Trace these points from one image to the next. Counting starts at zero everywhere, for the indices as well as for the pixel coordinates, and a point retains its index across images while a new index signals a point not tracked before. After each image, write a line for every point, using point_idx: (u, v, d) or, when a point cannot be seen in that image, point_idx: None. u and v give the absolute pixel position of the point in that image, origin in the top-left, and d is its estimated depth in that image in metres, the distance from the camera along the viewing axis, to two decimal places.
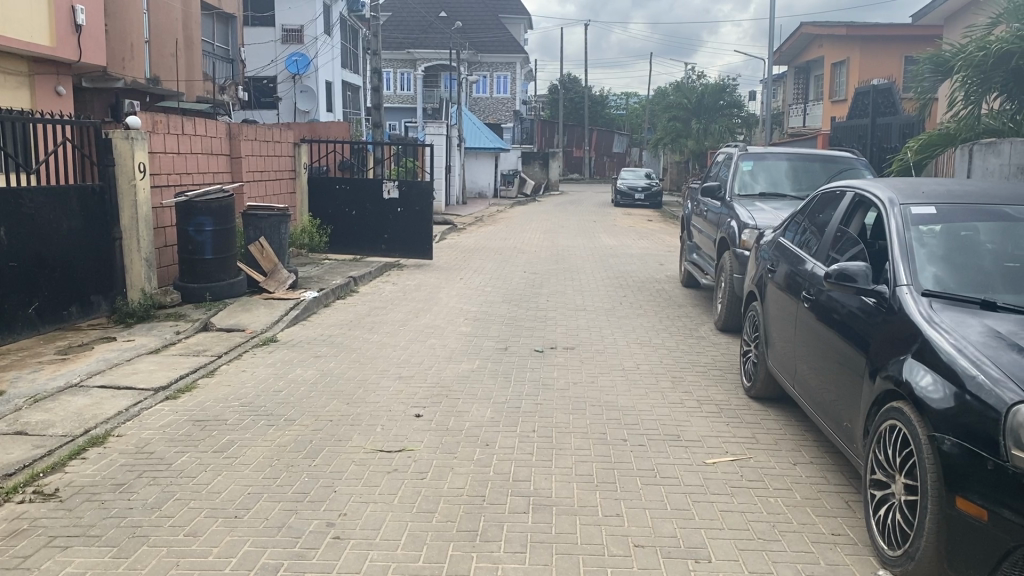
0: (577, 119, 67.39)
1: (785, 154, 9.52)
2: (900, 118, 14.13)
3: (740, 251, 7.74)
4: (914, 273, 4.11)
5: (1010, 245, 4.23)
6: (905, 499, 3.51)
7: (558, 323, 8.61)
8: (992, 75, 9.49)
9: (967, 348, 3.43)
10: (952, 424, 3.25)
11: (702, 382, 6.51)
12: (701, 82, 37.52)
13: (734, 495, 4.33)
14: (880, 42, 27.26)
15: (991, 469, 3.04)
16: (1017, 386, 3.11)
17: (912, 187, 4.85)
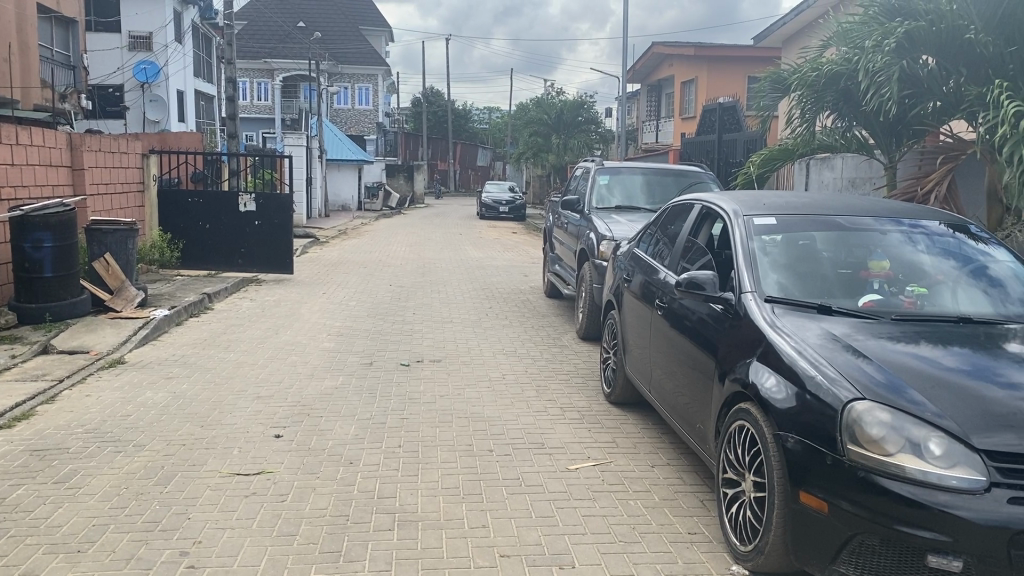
0: (440, 132, 67.57)
1: (640, 168, 9.85)
2: (743, 135, 14.90)
3: (599, 262, 7.95)
4: (757, 281, 4.34)
5: (842, 253, 4.53)
6: (755, 495, 3.68)
7: (423, 336, 8.55)
8: (824, 95, 9.03)
9: (806, 350, 3.65)
10: (795, 422, 3.44)
11: (566, 390, 6.63)
12: (560, 97, 38.36)
13: (596, 500, 4.42)
14: (724, 64, 28.72)
15: (830, 463, 3.23)
16: (851, 385, 3.32)
17: (754, 200, 5.12)
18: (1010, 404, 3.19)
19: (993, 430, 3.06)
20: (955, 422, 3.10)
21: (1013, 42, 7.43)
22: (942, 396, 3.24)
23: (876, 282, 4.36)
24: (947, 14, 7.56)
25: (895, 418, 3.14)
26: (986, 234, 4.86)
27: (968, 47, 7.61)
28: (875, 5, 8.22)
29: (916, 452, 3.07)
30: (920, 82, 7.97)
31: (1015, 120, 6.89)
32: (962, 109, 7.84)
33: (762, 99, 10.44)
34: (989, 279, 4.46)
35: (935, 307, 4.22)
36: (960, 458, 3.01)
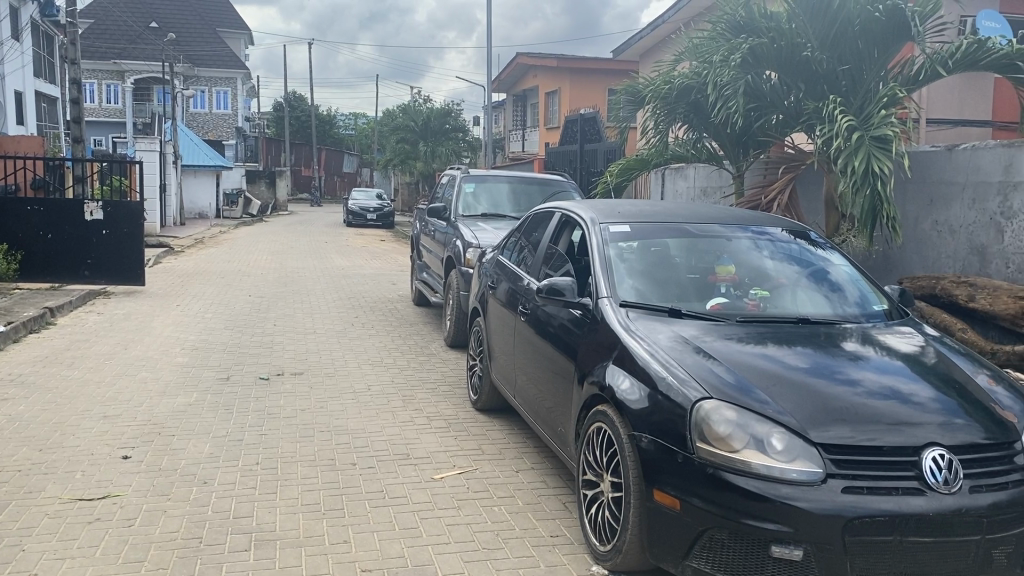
0: (305, 138, 66.13)
1: (506, 176, 9.97)
2: (604, 145, 15.33)
3: (466, 269, 7.97)
4: (613, 286, 4.46)
5: (693, 258, 4.71)
6: (612, 496, 3.77)
7: (285, 348, 8.31)
8: (676, 107, 9.28)
9: (657, 352, 3.77)
10: (647, 422, 3.55)
11: (432, 399, 6.59)
12: (427, 105, 38.27)
13: (460, 508, 4.42)
14: (586, 75, 29.44)
15: (680, 461, 3.36)
16: (699, 386, 3.46)
17: (610, 208, 5.27)
18: (843, 399, 3.40)
19: (829, 423, 3.26)
20: (794, 418, 3.27)
21: (844, 60, 7.99)
22: (782, 393, 3.42)
23: (723, 286, 4.55)
24: (786, 32, 8.03)
25: (740, 416, 3.30)
26: (823, 240, 5.17)
27: (805, 65, 8.09)
28: (723, 22, 8.47)
29: (759, 447, 3.22)
30: (763, 96, 8.38)
31: (847, 133, 7.39)
32: (801, 122, 8.32)
33: (619, 110, 10.68)
34: (825, 283, 4.75)
35: (777, 309, 4.45)
36: (798, 451, 3.18)
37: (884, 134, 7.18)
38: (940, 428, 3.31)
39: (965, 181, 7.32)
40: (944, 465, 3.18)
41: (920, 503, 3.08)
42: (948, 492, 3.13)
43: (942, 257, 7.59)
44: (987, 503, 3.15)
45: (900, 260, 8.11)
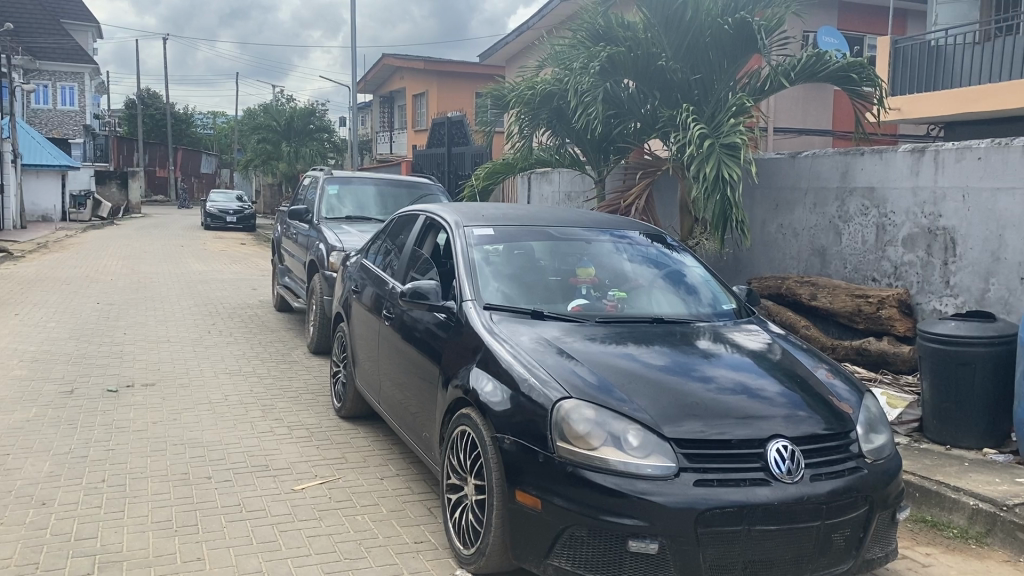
0: (161, 137, 63.20)
1: (371, 179, 9.84)
2: (471, 149, 15.41)
3: (329, 273, 7.81)
4: (478, 289, 4.48)
5: (556, 260, 4.78)
6: (475, 499, 3.78)
7: (136, 358, 7.89)
8: (539, 112, 9.37)
9: (520, 354, 3.80)
10: (510, 424, 3.58)
11: (293, 408, 6.42)
12: (290, 105, 37.32)
13: (322, 519, 4.32)
14: (453, 78, 29.47)
15: (542, 461, 3.40)
16: (560, 386, 3.51)
17: (474, 211, 5.28)
18: (697, 395, 3.53)
19: (682, 419, 3.37)
20: (650, 415, 3.37)
21: (697, 70, 8.33)
22: (639, 392, 3.51)
23: (584, 288, 4.64)
24: (642, 41, 8.27)
25: (598, 414, 3.37)
26: (677, 243, 5.36)
27: (660, 74, 8.38)
28: (583, 30, 8.55)
29: (616, 444, 3.30)
30: (622, 103, 8.61)
31: (699, 140, 7.69)
32: (658, 129, 8.62)
33: (485, 113, 10.69)
34: (679, 284, 4.93)
35: (635, 309, 4.58)
36: (653, 447, 3.28)
37: (734, 142, 7.53)
38: (785, 421, 3.49)
39: (807, 186, 7.77)
40: (787, 455, 3.35)
41: (765, 492, 3.24)
42: (790, 481, 3.30)
43: (787, 258, 8.03)
44: (826, 490, 3.35)
45: (749, 262, 8.52)
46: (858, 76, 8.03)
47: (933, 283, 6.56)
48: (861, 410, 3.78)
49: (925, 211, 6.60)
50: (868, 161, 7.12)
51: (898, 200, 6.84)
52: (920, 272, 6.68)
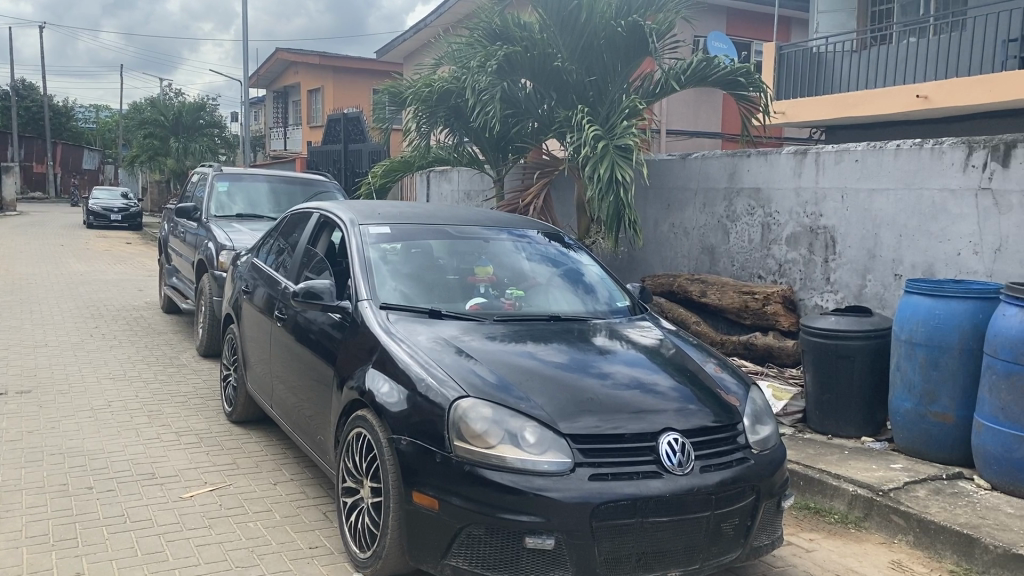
0: (37, 131, 59.93)
1: (264, 176, 9.59)
2: (368, 146, 15.23)
3: (218, 273, 7.56)
4: (373, 288, 4.42)
5: (454, 259, 4.76)
6: (371, 501, 3.73)
7: (10, 364, 7.46)
8: (436, 110, 9.30)
9: (417, 354, 3.77)
10: (406, 424, 3.55)
11: (181, 413, 6.19)
12: (179, 99, 35.99)
13: (212, 527, 4.18)
14: (349, 74, 29.04)
15: (439, 461, 3.38)
16: (458, 385, 3.49)
17: (370, 209, 5.21)
18: (593, 391, 3.58)
19: (579, 415, 3.41)
20: (546, 411, 3.40)
21: (591, 72, 8.44)
22: (536, 389, 3.53)
23: (482, 287, 4.64)
24: (538, 42, 8.30)
25: (496, 412, 3.37)
26: (573, 241, 5.42)
27: (556, 74, 8.46)
28: (479, 29, 8.56)
29: (513, 442, 3.31)
30: (518, 103, 8.64)
31: (594, 141, 7.81)
32: (554, 130, 8.70)
33: (382, 110, 10.51)
34: (576, 281, 4.99)
35: (532, 308, 4.61)
36: (549, 443, 3.31)
37: (626, 143, 7.69)
38: (677, 415, 3.57)
39: (697, 187, 7.99)
40: (678, 448, 3.43)
41: (658, 485, 3.31)
42: (681, 473, 3.39)
43: (678, 256, 8.24)
44: (715, 481, 3.45)
45: (643, 260, 8.71)
46: (745, 81, 8.30)
47: (815, 280, 6.86)
48: (747, 402, 3.92)
49: (808, 211, 6.89)
50: (754, 163, 7.38)
51: (782, 201, 7.12)
52: (803, 269, 6.96)
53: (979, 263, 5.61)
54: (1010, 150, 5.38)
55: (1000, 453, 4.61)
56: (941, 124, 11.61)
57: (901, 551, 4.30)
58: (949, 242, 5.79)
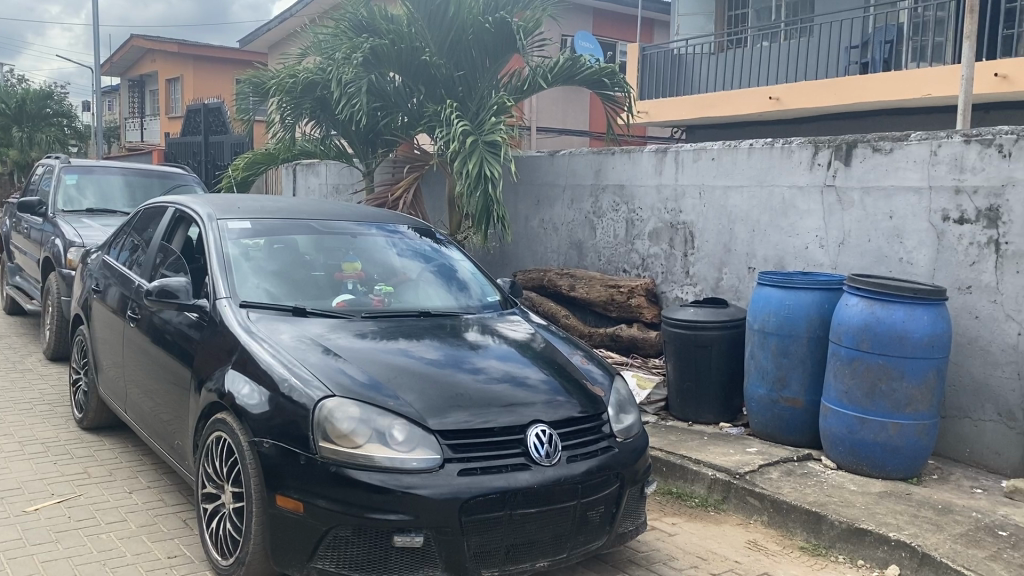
0: None
1: (117, 168, 9.08)
2: (231, 138, 14.70)
3: (66, 271, 7.12)
4: (233, 286, 4.26)
5: (320, 254, 4.65)
6: (233, 506, 3.60)
7: None
8: (301, 102, 9.05)
9: (279, 353, 3.66)
10: (268, 426, 3.44)
11: (25, 421, 5.79)
12: (22, 86, 33.65)
13: (59, 541, 3.93)
14: (210, 64, 27.93)
15: (303, 463, 3.30)
16: (322, 384, 3.41)
17: (230, 203, 5.02)
18: (462, 385, 3.58)
19: (447, 411, 3.40)
20: (415, 408, 3.36)
21: (460, 67, 8.43)
22: (404, 386, 3.50)
23: (349, 283, 4.55)
24: (405, 35, 8.19)
25: (363, 411, 3.31)
26: (444, 237, 5.41)
27: (424, 68, 8.40)
28: (345, 20, 8.40)
29: (381, 440, 3.27)
30: (387, 96, 8.54)
31: (462, 136, 7.81)
32: (423, 124, 8.64)
33: (245, 101, 10.14)
34: (448, 277, 4.97)
35: (400, 304, 4.56)
36: (417, 440, 3.28)
37: (495, 140, 7.75)
38: (546, 407, 3.62)
39: (565, 183, 8.14)
40: (545, 439, 3.47)
41: (526, 477, 3.35)
42: (549, 464, 3.43)
43: (548, 251, 8.37)
44: (581, 471, 3.52)
45: (513, 255, 8.80)
46: (609, 81, 8.54)
47: (676, 273, 7.10)
48: (611, 392, 4.02)
49: (669, 207, 7.12)
50: (618, 160, 7.58)
51: (645, 197, 7.33)
52: (665, 263, 7.20)
53: (824, 255, 5.95)
54: (852, 149, 5.74)
55: (844, 434, 4.92)
56: (791, 125, 12.26)
57: (757, 531, 4.51)
58: (798, 236, 6.12)
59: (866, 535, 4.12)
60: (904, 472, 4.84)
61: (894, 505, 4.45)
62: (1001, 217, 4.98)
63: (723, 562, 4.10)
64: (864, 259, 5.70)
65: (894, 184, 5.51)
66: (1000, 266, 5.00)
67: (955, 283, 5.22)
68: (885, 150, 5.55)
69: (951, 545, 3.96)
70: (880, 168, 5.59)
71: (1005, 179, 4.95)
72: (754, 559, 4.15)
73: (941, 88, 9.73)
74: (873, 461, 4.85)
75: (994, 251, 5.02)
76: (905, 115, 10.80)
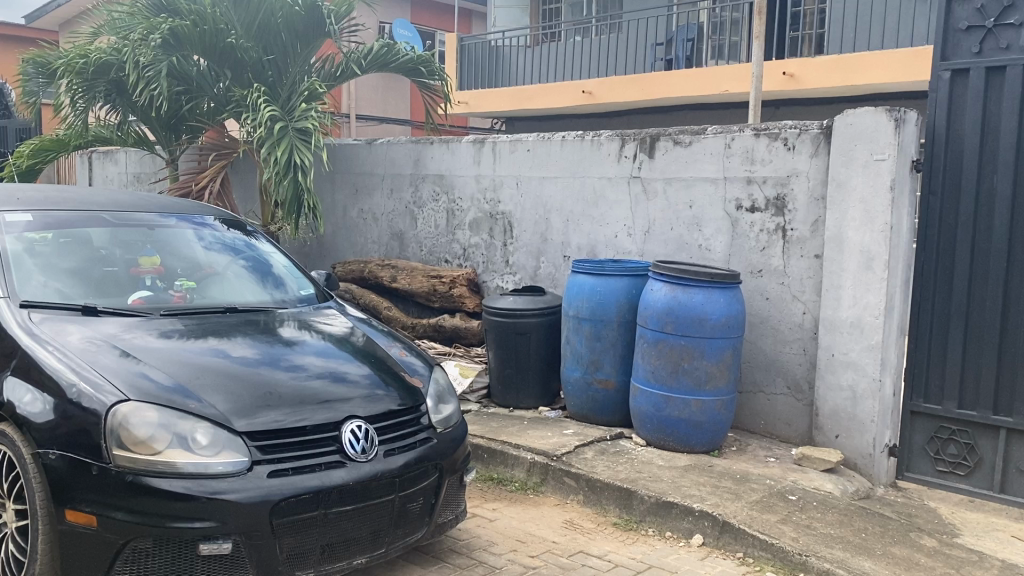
0: None
1: None
2: (16, 122, 13.45)
3: None
4: (13, 284, 3.89)
5: (118, 248, 4.34)
6: (17, 526, 3.29)
7: None
8: (95, 84, 8.40)
9: (66, 357, 3.37)
10: (54, 437, 3.17)
11: None
12: None
13: None
14: None
15: (95, 474, 3.06)
16: (116, 389, 3.18)
17: (9, 193, 4.57)
18: (274, 382, 3.45)
19: (256, 410, 3.26)
20: (221, 409, 3.20)
21: (269, 51, 8.08)
22: (208, 386, 3.32)
23: (147, 279, 4.27)
24: (208, 16, 7.70)
25: (162, 416, 3.12)
26: (256, 229, 5.19)
27: (230, 51, 7.96)
28: None
29: (183, 445, 3.09)
30: (190, 79, 8.06)
31: (270, 122, 7.55)
32: (231, 110, 8.25)
33: (30, 83, 9.32)
34: (262, 273, 4.78)
35: (205, 299, 4.33)
36: (224, 443, 3.12)
37: (306, 127, 7.56)
38: (363, 401, 3.55)
39: (383, 173, 8.03)
40: (361, 435, 3.41)
41: (341, 475, 3.27)
42: (364, 460, 3.37)
43: (368, 242, 8.24)
44: (399, 464, 3.48)
45: (331, 247, 8.61)
46: (425, 70, 8.56)
47: (495, 262, 7.19)
48: (430, 383, 4.00)
49: (487, 197, 7.20)
50: (437, 150, 7.57)
51: (464, 187, 7.37)
52: (485, 253, 7.27)
53: (632, 244, 6.21)
54: (654, 142, 6.01)
55: (652, 412, 5.17)
56: (602, 118, 12.72)
57: (573, 510, 4.66)
58: (608, 225, 6.35)
59: (673, 508, 4.34)
60: (707, 446, 5.15)
61: (698, 477, 4.72)
62: (787, 205, 5.38)
63: (541, 544, 4.19)
64: (669, 247, 5.99)
65: (693, 175, 5.82)
66: (787, 251, 5.40)
67: (748, 267, 5.59)
68: (684, 143, 5.85)
69: (747, 512, 4.25)
70: (680, 160, 5.88)
71: (790, 170, 5.35)
72: (570, 539, 4.27)
73: (736, 86, 10.42)
74: (679, 437, 5.13)
75: (782, 237, 5.42)
76: (706, 111, 11.48)
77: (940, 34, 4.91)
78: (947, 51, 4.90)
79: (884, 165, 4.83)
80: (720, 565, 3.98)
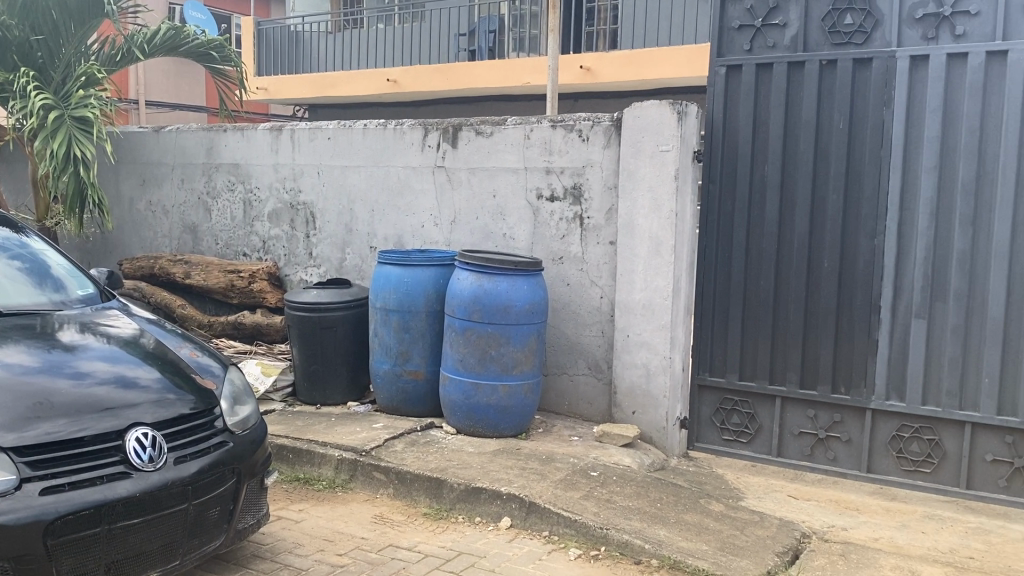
0: None
1: None
2: None
3: None
4: None
5: None
6: None
7: None
8: None
9: None
10: None
11: None
12: None
13: None
14: None
15: None
16: None
17: None
18: (47, 392, 3.16)
19: (25, 423, 2.97)
20: None
21: (37, 30, 7.36)
22: None
23: None
24: None
25: None
26: (28, 226, 4.73)
27: None
28: None
29: None
30: None
31: (43, 111, 6.89)
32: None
33: None
34: (38, 274, 4.38)
35: None
36: None
37: (85, 116, 6.98)
38: (151, 407, 3.33)
39: (174, 162, 7.58)
40: (149, 443, 3.20)
41: (126, 487, 3.06)
42: (153, 469, 3.17)
43: (158, 237, 7.75)
44: (192, 471, 3.30)
45: (118, 242, 8.03)
46: (218, 55, 8.18)
47: (298, 255, 6.97)
48: (226, 384, 3.82)
49: (287, 187, 6.96)
50: (232, 138, 7.23)
51: (262, 177, 7.09)
52: (286, 246, 7.03)
53: (439, 233, 6.23)
54: (457, 132, 6.04)
55: (461, 400, 5.21)
56: (406, 107, 12.65)
57: (383, 504, 4.62)
58: (413, 216, 6.33)
59: (481, 493, 4.40)
60: (514, 429, 5.26)
61: (505, 461, 4.81)
62: (584, 194, 5.57)
63: (349, 541, 4.12)
64: (474, 236, 6.05)
65: (495, 165, 5.90)
66: (584, 238, 5.60)
67: (549, 255, 5.75)
68: (486, 133, 5.91)
69: (552, 491, 4.38)
70: (482, 150, 5.94)
71: (585, 161, 5.54)
72: (379, 533, 4.23)
73: (537, 78, 10.70)
74: (487, 422, 5.20)
75: (579, 225, 5.61)
76: (508, 102, 11.70)
77: (716, 31, 5.23)
78: (722, 48, 5.24)
79: (669, 155, 5.11)
80: (527, 545, 4.08)
